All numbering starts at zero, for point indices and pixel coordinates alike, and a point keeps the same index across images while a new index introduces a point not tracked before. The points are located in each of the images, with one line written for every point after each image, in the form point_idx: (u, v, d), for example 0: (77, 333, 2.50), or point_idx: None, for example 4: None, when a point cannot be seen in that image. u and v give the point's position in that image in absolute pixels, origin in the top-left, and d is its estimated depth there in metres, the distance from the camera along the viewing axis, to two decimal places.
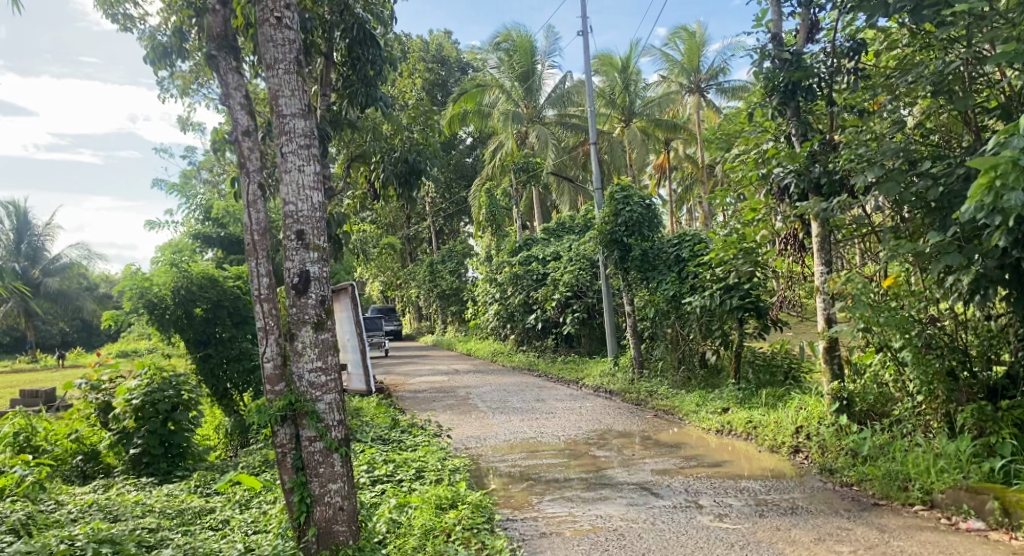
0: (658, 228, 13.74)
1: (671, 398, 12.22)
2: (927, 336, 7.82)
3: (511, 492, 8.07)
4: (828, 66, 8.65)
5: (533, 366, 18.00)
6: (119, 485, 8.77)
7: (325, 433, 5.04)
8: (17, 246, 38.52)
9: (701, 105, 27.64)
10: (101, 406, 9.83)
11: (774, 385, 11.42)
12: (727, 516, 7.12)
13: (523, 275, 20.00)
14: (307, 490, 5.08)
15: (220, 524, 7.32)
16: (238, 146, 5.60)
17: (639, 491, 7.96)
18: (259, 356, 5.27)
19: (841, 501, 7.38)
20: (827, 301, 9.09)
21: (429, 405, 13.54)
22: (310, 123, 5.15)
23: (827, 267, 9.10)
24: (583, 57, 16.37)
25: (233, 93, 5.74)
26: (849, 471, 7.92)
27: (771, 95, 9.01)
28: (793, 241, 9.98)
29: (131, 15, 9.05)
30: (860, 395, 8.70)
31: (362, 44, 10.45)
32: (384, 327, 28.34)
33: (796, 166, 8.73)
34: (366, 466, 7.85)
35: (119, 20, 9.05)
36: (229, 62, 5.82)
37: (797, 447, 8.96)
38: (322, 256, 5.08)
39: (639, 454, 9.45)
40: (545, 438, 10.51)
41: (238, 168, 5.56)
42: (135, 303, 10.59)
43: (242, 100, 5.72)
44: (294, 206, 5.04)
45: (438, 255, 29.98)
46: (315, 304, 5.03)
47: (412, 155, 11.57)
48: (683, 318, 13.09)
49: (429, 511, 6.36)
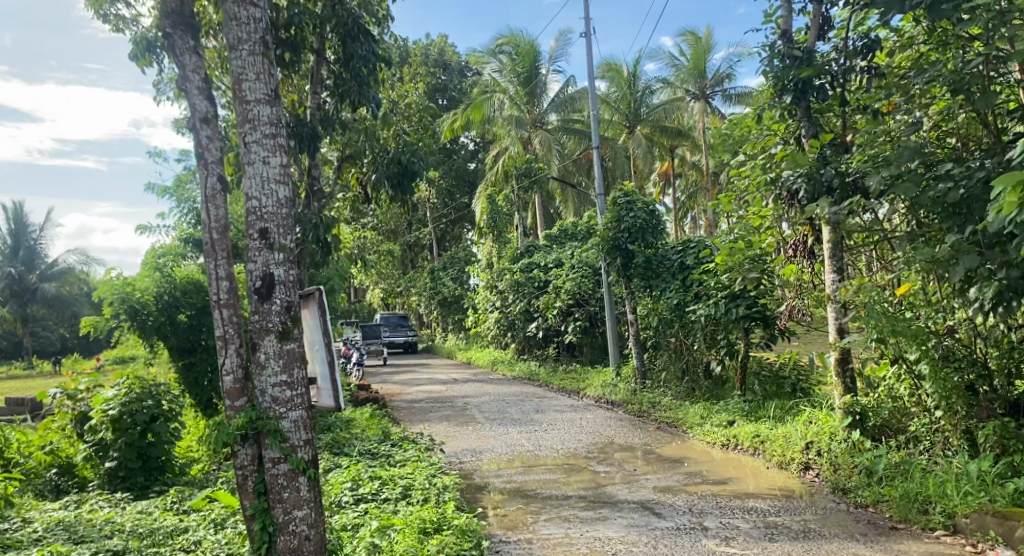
0: (662, 235, 13.31)
1: (675, 410, 11.73)
2: (945, 348, 7.40)
3: (506, 511, 7.59)
4: (840, 65, 8.07)
5: (533, 375, 17.50)
6: (92, 501, 8.31)
7: (291, 454, 4.58)
8: (15, 252, 38.17)
9: (707, 112, 27.16)
10: (77, 417, 9.29)
11: (782, 397, 10.97)
12: (734, 540, 6.65)
13: (524, 282, 19.53)
14: (269, 518, 4.61)
15: (191, 545, 6.86)
16: (197, 135, 5.16)
17: (640, 510, 7.48)
18: (218, 368, 4.82)
19: (857, 525, 6.89)
20: (838, 311, 8.54)
21: (424, 416, 13.04)
22: (278, 110, 4.71)
23: (838, 274, 8.57)
24: (588, 61, 15.95)
25: (192, 75, 5.19)
26: (864, 491, 7.43)
27: (781, 95, 8.44)
28: (802, 247, 9.63)
29: (122, 15, 8.28)
30: (874, 410, 8.16)
31: (354, 41, 10.03)
32: (384, 335, 27.91)
33: (807, 168, 8.05)
34: (350, 483, 7.38)
35: (111, 20, 8.30)
36: (187, 41, 5.24)
37: (807, 464, 8.46)
38: (289, 258, 4.64)
39: (641, 470, 8.97)
40: (544, 452, 10.02)
41: (196, 159, 5.12)
42: (117, 309, 10.16)
43: (200, 83, 5.19)
44: (257, 201, 4.60)
45: (439, 261, 29.50)
46: (280, 311, 4.58)
47: (405, 156, 10.82)
48: (688, 327, 12.61)
49: (412, 536, 5.88)
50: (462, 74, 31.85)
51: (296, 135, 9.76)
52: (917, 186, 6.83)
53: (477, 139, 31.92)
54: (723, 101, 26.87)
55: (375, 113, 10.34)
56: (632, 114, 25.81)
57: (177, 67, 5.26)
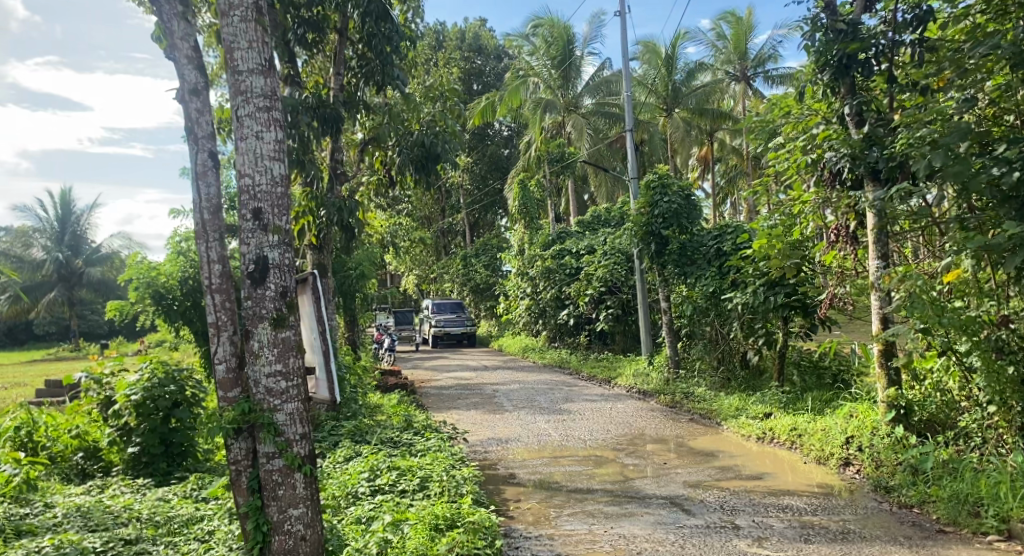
0: (698, 220, 12.81)
1: (709, 401, 11.34)
2: (998, 339, 6.88)
3: (528, 505, 7.31)
4: (889, 39, 7.40)
5: (564, 363, 17.21)
6: (113, 486, 8.19)
7: (285, 449, 4.43)
8: (62, 236, 38.31)
9: (748, 93, 26.47)
10: (103, 401, 9.03)
11: (822, 389, 10.66)
12: (767, 540, 6.28)
13: (556, 269, 19.13)
14: (264, 516, 4.47)
15: (205, 536, 6.72)
16: (186, 108, 4.87)
17: (668, 507, 7.13)
18: (211, 356, 4.65)
19: (901, 526, 6.47)
20: (883, 299, 7.95)
21: (451, 404, 12.80)
22: (272, 81, 4.53)
23: (883, 261, 7.92)
24: (624, 41, 15.46)
25: (179, 43, 4.89)
26: (909, 491, 7.00)
27: (822, 71, 7.89)
28: (844, 233, 8.88)
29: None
30: (920, 404, 7.73)
31: (378, 21, 9.68)
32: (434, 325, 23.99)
33: (851, 149, 7.66)
34: (367, 473, 7.15)
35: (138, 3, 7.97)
36: (174, 5, 4.93)
37: (847, 460, 8.04)
38: (284, 241, 4.49)
39: (672, 464, 8.62)
40: (572, 442, 9.71)
41: (185, 134, 4.88)
42: (142, 294, 10.11)
43: (189, 51, 4.89)
44: (251, 179, 4.46)
45: (472, 248, 29.26)
46: (274, 297, 4.44)
47: (428, 138, 10.44)
48: (724, 316, 12.19)
49: (424, 533, 5.63)
50: (499, 58, 31.42)
51: (320, 118, 9.53)
52: (969, 169, 6.25)
53: (511, 124, 31.58)
54: (765, 83, 26.16)
55: (400, 92, 10.06)
56: (669, 96, 24.58)
57: (164, 32, 4.92)
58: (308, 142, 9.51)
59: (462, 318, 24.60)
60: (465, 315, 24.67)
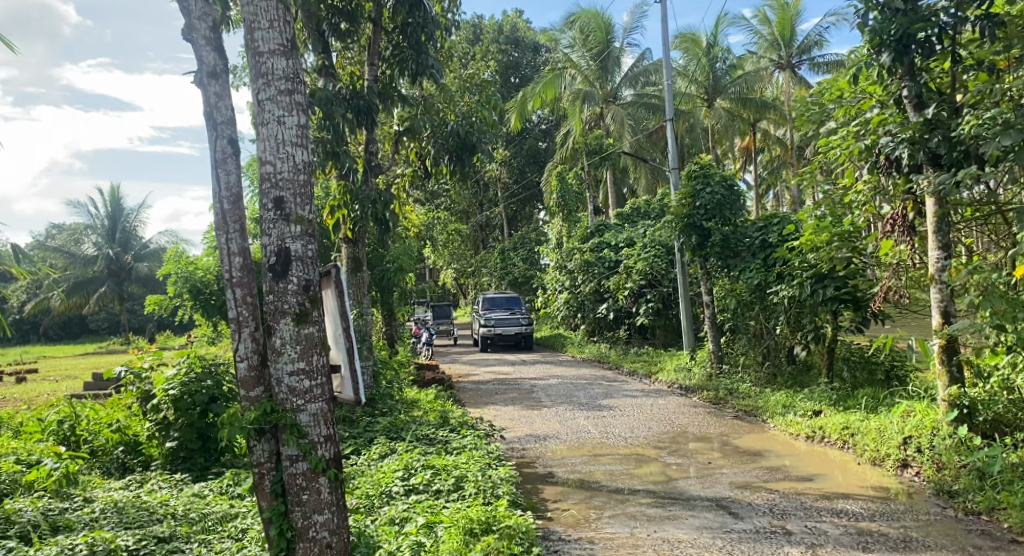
0: (742, 212, 12.43)
1: (754, 397, 10.99)
2: None
3: (568, 505, 7.07)
4: (952, 14, 6.84)
5: (603, 358, 16.93)
6: (152, 481, 8.03)
7: (309, 452, 4.30)
8: (112, 232, 38.45)
9: (793, 82, 25.82)
10: (142, 395, 8.93)
11: (874, 385, 10.24)
12: (821, 548, 5.95)
13: (594, 263, 18.84)
14: (287, 522, 4.34)
15: (239, 533, 6.58)
16: (205, 92, 4.71)
17: (714, 510, 6.82)
18: (232, 354, 4.50)
19: (968, 535, 6.09)
20: (943, 292, 7.47)
21: (489, 399, 12.60)
22: (294, 62, 4.37)
23: (944, 250, 7.44)
24: (665, 30, 15.03)
25: (197, 24, 4.70)
26: (976, 496, 6.60)
27: (879, 52, 7.25)
28: (901, 224, 8.14)
29: None
30: (985, 403, 7.29)
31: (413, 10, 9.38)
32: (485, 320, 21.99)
33: (909, 134, 7.22)
34: (401, 472, 6.94)
35: None
36: None
37: (904, 461, 7.63)
38: (306, 231, 4.34)
39: (716, 463, 8.29)
40: (612, 440, 9.42)
41: (204, 120, 4.71)
42: (180, 287, 10.06)
43: (207, 31, 4.69)
44: (272, 166, 4.31)
45: (510, 241, 29.03)
46: (297, 291, 4.29)
47: (464, 128, 10.22)
48: (769, 309, 11.74)
49: (458, 537, 5.43)
50: (536, 50, 31.12)
51: (353, 109, 9.33)
52: None
53: (549, 116, 31.26)
54: (811, 71, 25.48)
55: (435, 81, 9.80)
56: (710, 85, 24.05)
57: (182, 14, 4.74)
58: (342, 134, 9.34)
59: (516, 315, 22.62)
60: (519, 313, 22.69)
